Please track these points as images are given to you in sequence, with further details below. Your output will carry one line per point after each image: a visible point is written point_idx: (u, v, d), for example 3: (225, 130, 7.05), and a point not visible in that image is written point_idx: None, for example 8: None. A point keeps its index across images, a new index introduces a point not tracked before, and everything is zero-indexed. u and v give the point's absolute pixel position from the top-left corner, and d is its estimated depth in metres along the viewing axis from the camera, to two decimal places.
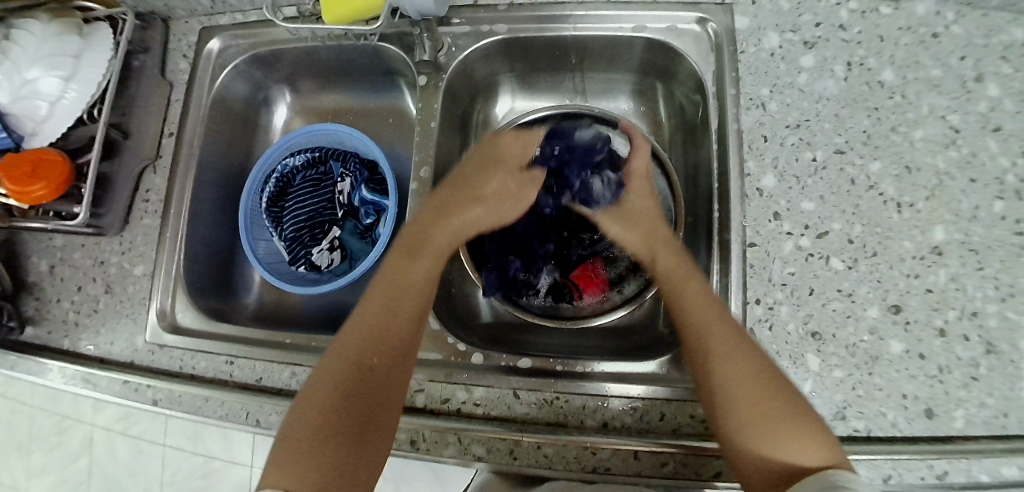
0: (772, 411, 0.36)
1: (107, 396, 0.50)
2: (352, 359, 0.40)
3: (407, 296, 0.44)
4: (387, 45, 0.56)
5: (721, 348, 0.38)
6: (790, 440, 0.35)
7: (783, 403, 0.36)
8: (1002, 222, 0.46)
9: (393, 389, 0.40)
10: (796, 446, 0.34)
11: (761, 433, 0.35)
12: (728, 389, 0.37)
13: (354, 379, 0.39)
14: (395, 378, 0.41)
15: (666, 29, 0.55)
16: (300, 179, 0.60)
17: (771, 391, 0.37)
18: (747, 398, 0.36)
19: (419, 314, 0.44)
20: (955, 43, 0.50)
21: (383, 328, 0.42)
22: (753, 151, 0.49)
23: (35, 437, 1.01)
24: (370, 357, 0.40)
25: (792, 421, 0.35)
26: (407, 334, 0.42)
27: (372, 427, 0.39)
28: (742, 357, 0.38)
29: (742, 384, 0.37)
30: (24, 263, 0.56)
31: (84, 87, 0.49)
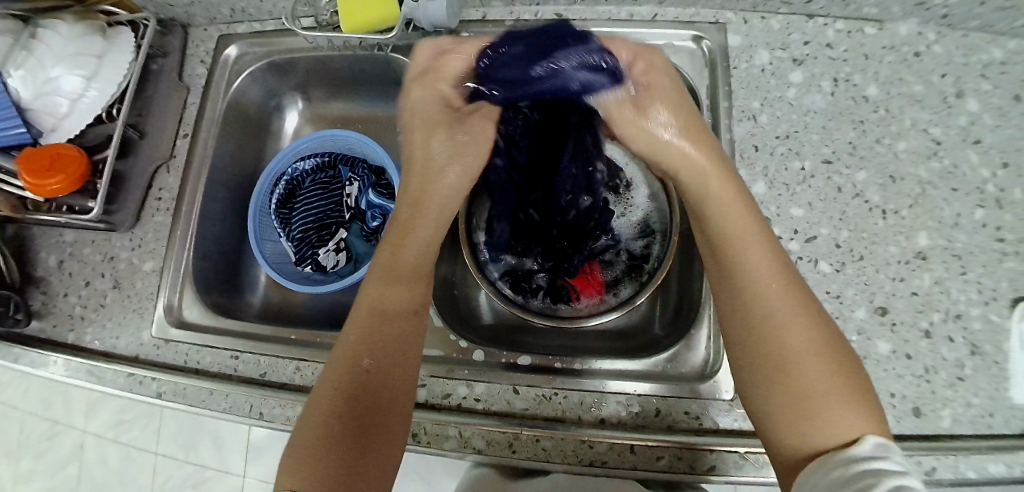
0: (817, 371, 0.34)
1: (111, 388, 0.50)
2: (343, 384, 0.39)
3: (392, 317, 0.42)
4: (397, 56, 0.58)
5: (769, 297, 0.36)
6: (833, 408, 0.32)
7: (832, 376, 0.34)
8: (983, 229, 0.48)
9: (393, 407, 0.39)
10: (838, 412, 0.32)
11: (795, 392, 0.33)
12: (773, 338, 0.35)
13: (348, 404, 0.38)
14: (394, 395, 0.40)
15: (663, 45, 0.57)
16: (310, 182, 0.62)
17: (824, 351, 0.34)
18: (792, 350, 0.34)
19: (409, 331, 0.43)
20: (936, 62, 0.53)
21: (374, 350, 0.40)
22: (745, 160, 0.52)
23: (24, 442, 1.00)
24: (364, 380, 0.39)
25: (841, 388, 0.33)
26: (400, 352, 0.41)
27: (376, 447, 0.37)
28: (800, 312, 0.36)
29: (789, 335, 0.35)
30: (33, 258, 0.57)
31: (106, 86, 0.52)
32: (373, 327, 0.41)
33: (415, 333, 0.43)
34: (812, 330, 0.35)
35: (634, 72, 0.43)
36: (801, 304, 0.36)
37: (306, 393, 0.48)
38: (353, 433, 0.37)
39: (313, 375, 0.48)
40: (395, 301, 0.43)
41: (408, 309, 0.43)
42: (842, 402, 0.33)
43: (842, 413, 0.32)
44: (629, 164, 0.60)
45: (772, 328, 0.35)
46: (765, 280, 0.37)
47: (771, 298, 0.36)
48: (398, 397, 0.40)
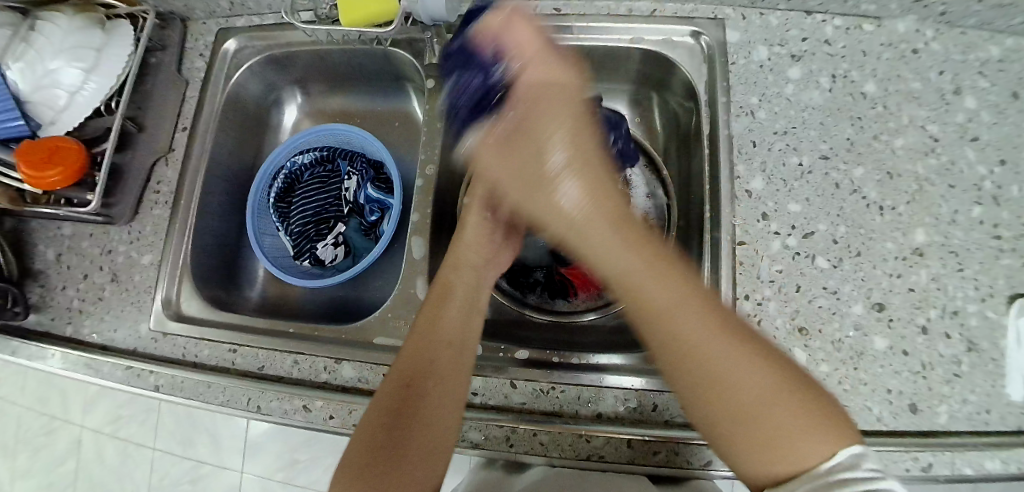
0: (757, 398, 0.29)
1: (108, 380, 0.51)
2: (399, 373, 0.40)
3: (451, 310, 0.43)
4: (397, 50, 0.59)
5: (681, 329, 0.30)
6: (794, 433, 0.28)
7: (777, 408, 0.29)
8: (981, 226, 0.48)
9: (444, 401, 0.38)
10: (803, 437, 0.28)
11: (739, 421, 0.29)
12: (699, 375, 0.30)
13: (400, 392, 0.38)
14: (445, 389, 0.39)
15: (661, 41, 0.57)
16: (308, 176, 0.62)
17: (759, 386, 0.29)
18: (721, 385, 0.30)
19: (467, 326, 0.43)
20: (934, 59, 0.53)
21: (431, 341, 0.41)
22: (742, 156, 0.52)
23: (22, 437, 1.00)
24: (417, 370, 0.39)
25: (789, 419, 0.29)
26: (454, 346, 0.41)
27: (419, 440, 0.36)
28: (718, 335, 0.30)
29: (717, 366, 0.30)
30: (31, 251, 0.57)
31: (104, 78, 0.52)
32: (434, 318, 0.42)
33: (474, 327, 0.43)
34: (741, 354, 0.30)
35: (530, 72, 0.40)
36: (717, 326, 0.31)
37: (303, 387, 0.48)
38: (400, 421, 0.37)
39: (310, 368, 0.48)
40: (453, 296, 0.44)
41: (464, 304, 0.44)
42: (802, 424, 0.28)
43: (810, 437, 0.28)
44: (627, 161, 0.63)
45: (695, 363, 0.30)
46: (659, 311, 0.31)
47: (675, 331, 0.30)
48: (450, 393, 0.39)
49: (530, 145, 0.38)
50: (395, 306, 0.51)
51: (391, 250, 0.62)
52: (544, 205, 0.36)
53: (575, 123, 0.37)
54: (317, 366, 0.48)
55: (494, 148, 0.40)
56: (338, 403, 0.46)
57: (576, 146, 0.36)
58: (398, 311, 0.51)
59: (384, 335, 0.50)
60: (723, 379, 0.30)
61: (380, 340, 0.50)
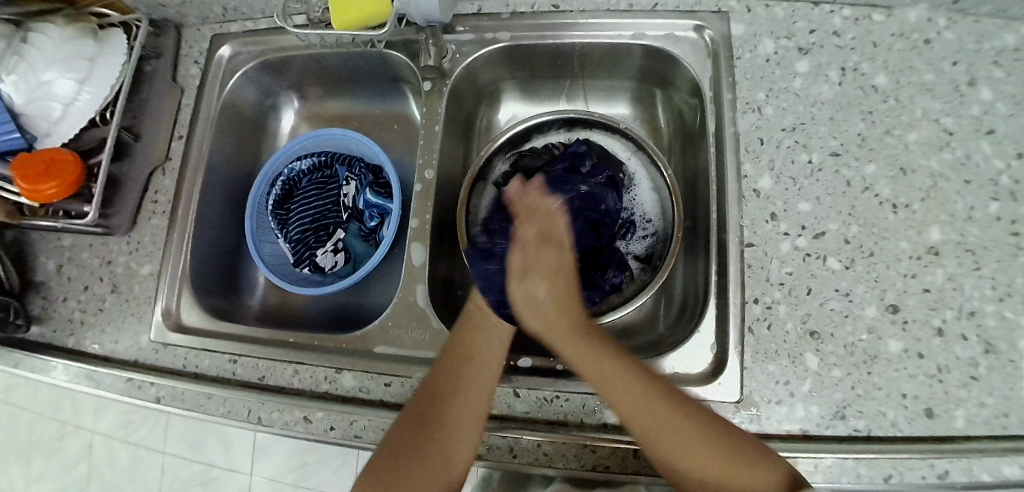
0: (707, 455, 0.38)
1: (110, 393, 0.51)
2: (428, 390, 0.42)
3: (481, 338, 0.45)
4: (392, 52, 0.58)
5: (641, 409, 0.38)
6: (733, 474, 0.37)
7: (714, 447, 0.38)
8: (998, 223, 0.46)
9: (469, 420, 0.40)
10: (748, 476, 0.36)
11: (698, 470, 0.38)
12: (656, 442, 0.38)
13: (428, 407, 0.41)
14: (465, 409, 0.41)
15: (664, 36, 0.56)
16: (307, 181, 0.61)
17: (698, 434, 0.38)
18: (674, 447, 0.38)
19: (495, 356, 0.44)
20: (947, 49, 0.51)
21: (463, 364, 0.43)
22: (749, 153, 0.50)
23: (34, 444, 1.00)
24: (447, 388, 0.42)
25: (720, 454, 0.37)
26: (481, 370, 0.43)
27: (437, 453, 0.40)
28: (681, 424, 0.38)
29: (672, 440, 0.38)
30: (32, 264, 0.57)
31: (98, 89, 0.51)
32: (467, 341, 0.44)
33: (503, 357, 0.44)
34: (681, 428, 0.38)
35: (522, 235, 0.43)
36: (666, 396, 0.39)
37: (303, 397, 0.47)
38: (423, 436, 0.40)
39: (311, 378, 0.48)
40: (488, 323, 0.45)
41: (495, 331, 0.45)
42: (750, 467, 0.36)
43: (743, 476, 0.36)
44: (632, 158, 0.61)
45: (661, 446, 0.38)
46: (609, 380, 0.39)
47: (632, 406, 0.38)
48: (472, 414, 0.41)
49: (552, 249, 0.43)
50: (395, 314, 0.50)
51: (392, 255, 0.61)
52: (522, 305, 0.41)
53: (557, 272, 0.42)
54: (318, 376, 0.48)
55: (562, 291, 0.42)
56: (339, 414, 0.45)
57: (560, 289, 0.42)
58: (399, 318, 0.50)
59: (384, 344, 0.49)
60: (677, 441, 0.38)
61: (381, 349, 0.49)
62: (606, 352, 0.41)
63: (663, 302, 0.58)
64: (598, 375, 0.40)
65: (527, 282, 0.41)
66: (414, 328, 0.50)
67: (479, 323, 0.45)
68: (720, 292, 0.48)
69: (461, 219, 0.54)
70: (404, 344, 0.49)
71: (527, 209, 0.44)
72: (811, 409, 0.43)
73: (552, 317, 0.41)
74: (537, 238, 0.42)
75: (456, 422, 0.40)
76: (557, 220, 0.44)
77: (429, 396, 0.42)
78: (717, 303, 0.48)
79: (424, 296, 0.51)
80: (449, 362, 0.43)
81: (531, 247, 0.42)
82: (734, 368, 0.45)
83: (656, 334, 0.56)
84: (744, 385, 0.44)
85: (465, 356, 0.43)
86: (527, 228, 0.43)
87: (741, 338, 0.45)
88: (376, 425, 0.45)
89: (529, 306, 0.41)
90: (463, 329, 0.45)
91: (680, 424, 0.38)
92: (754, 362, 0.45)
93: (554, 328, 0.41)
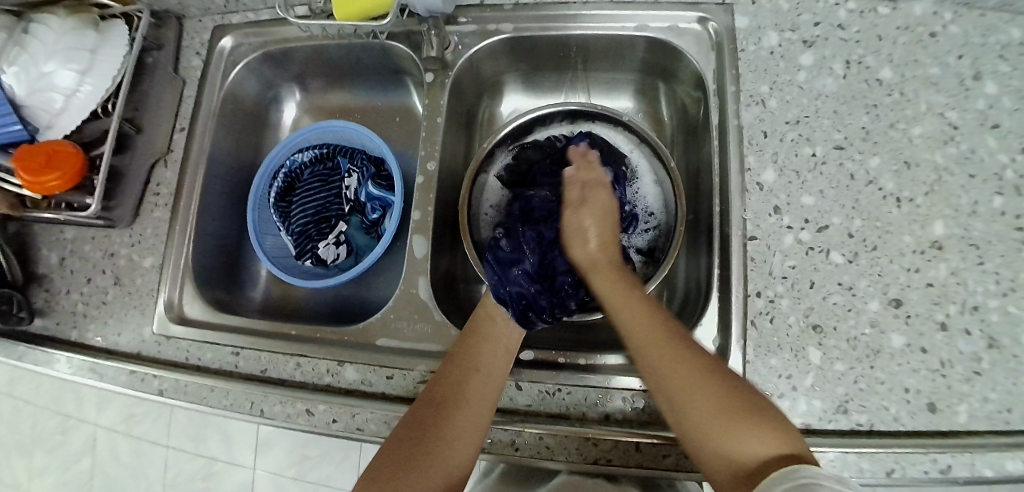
0: (710, 412, 0.36)
1: (113, 384, 0.51)
2: (432, 394, 0.42)
3: (486, 344, 0.45)
4: (394, 44, 0.58)
5: (650, 336, 0.40)
6: (731, 434, 0.35)
7: (717, 401, 0.36)
8: (1002, 217, 0.46)
9: (472, 427, 0.40)
10: (747, 436, 0.34)
11: (695, 419, 0.36)
12: (658, 374, 0.39)
13: (432, 414, 0.41)
14: (468, 411, 0.41)
15: (667, 28, 0.55)
16: (308, 175, 0.61)
17: (703, 381, 0.37)
18: (678, 382, 0.38)
19: (499, 363, 0.44)
20: (952, 42, 0.51)
21: (468, 370, 0.43)
22: (753, 147, 0.50)
23: (37, 437, 1.01)
24: (451, 394, 0.42)
25: (724, 414, 0.35)
26: (486, 375, 0.43)
27: (440, 456, 0.39)
28: (680, 366, 0.38)
29: (671, 377, 0.38)
30: (34, 256, 0.57)
31: (99, 81, 0.51)
32: (472, 349, 0.45)
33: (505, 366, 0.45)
34: (687, 368, 0.38)
35: (573, 186, 0.52)
36: (676, 339, 0.40)
37: (305, 389, 0.47)
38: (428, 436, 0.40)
39: (313, 370, 0.48)
40: (493, 333, 0.46)
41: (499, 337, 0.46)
42: (751, 428, 0.34)
43: (742, 435, 0.34)
44: (635, 151, 0.61)
45: (663, 383, 0.38)
46: (625, 308, 0.43)
47: (645, 338, 0.40)
48: (476, 423, 0.41)
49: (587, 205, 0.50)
50: (397, 307, 0.50)
51: (394, 249, 0.61)
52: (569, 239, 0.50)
53: (607, 218, 0.50)
54: (319, 369, 0.48)
55: (606, 232, 0.49)
56: (341, 406, 0.45)
57: (608, 244, 0.49)
58: (401, 311, 0.50)
59: (386, 336, 0.49)
60: (680, 382, 0.38)
61: (384, 341, 0.49)
62: (635, 292, 0.45)
63: (665, 297, 0.58)
64: (621, 306, 0.43)
65: (573, 219, 0.50)
66: (415, 321, 0.50)
67: (486, 331, 0.46)
68: (722, 286, 0.48)
69: (462, 211, 0.54)
70: (406, 336, 0.49)
71: (584, 162, 0.54)
72: (813, 403, 0.43)
73: (597, 256, 0.48)
74: (585, 188, 0.52)
75: (459, 428, 0.40)
76: (606, 180, 0.53)
77: (431, 403, 0.42)
78: (720, 296, 0.48)
79: (426, 289, 0.51)
80: (453, 368, 0.43)
81: (576, 202, 0.51)
82: (736, 361, 0.45)
83: None
84: (746, 378, 0.44)
85: (469, 363, 0.43)
86: (575, 181, 0.52)
87: (743, 332, 0.45)
88: (378, 417, 0.45)
89: (579, 244, 0.49)
90: (467, 338, 0.46)
91: (688, 365, 0.38)
92: (756, 356, 0.45)
93: (597, 265, 0.48)
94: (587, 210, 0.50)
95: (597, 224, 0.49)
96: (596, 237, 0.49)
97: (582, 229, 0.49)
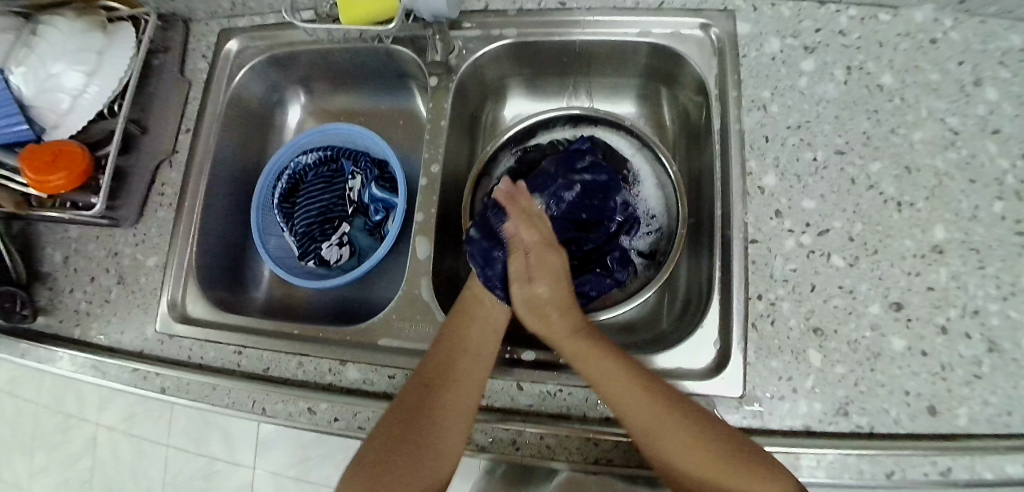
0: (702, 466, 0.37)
1: (115, 383, 0.51)
2: (423, 376, 0.43)
3: (477, 323, 0.46)
4: (399, 48, 0.58)
5: (629, 402, 0.39)
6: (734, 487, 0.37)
7: (708, 459, 0.37)
8: (1002, 222, 0.46)
9: (459, 406, 0.41)
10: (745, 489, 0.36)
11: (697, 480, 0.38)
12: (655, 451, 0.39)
13: (420, 396, 0.42)
14: (461, 396, 0.41)
15: (670, 34, 0.56)
16: (313, 175, 0.62)
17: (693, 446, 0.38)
18: (669, 451, 0.38)
19: (489, 344, 0.45)
20: (953, 49, 0.51)
21: (457, 351, 0.44)
22: (754, 151, 0.50)
23: (38, 436, 1.01)
24: (440, 375, 0.42)
25: (718, 472, 0.37)
26: (476, 358, 0.44)
27: (429, 444, 0.40)
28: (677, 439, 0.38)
29: (664, 450, 0.38)
30: (39, 254, 0.57)
31: (107, 82, 0.51)
32: (460, 330, 0.45)
33: (496, 344, 0.45)
34: (677, 440, 0.38)
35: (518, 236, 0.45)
36: (657, 403, 0.39)
37: (308, 389, 0.48)
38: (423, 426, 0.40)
39: (315, 370, 0.48)
40: (482, 311, 0.46)
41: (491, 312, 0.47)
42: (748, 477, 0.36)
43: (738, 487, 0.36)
44: (636, 155, 0.61)
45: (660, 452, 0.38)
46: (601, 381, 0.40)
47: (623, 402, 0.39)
48: (465, 404, 0.41)
49: (534, 248, 0.45)
50: (400, 308, 0.51)
51: (397, 251, 0.62)
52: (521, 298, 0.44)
53: (556, 270, 0.45)
54: (321, 368, 0.48)
55: (558, 289, 0.45)
56: (343, 406, 0.46)
57: (562, 291, 0.45)
58: (403, 312, 0.50)
59: (389, 337, 0.50)
60: (673, 455, 0.38)
61: (386, 341, 0.49)
62: (591, 344, 0.42)
63: (667, 299, 0.58)
64: (592, 367, 0.41)
65: (522, 282, 0.44)
66: (418, 322, 0.50)
67: (475, 309, 0.47)
68: (723, 289, 0.48)
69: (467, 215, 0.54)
70: (409, 337, 0.49)
71: (519, 211, 0.47)
72: (813, 405, 0.43)
73: (555, 324, 0.44)
74: (542, 240, 0.46)
75: (447, 409, 0.41)
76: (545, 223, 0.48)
77: (421, 387, 0.42)
78: (721, 298, 0.48)
79: (428, 290, 0.51)
80: (442, 349, 0.44)
81: (532, 251, 0.45)
82: (737, 364, 0.45)
83: (659, 331, 0.56)
84: (748, 380, 0.44)
85: (457, 345, 0.44)
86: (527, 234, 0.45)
87: (744, 334, 0.45)
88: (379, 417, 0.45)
89: (541, 309, 0.44)
90: (455, 318, 0.46)
91: (671, 428, 0.38)
92: (757, 358, 0.45)
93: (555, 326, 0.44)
94: (534, 267, 0.44)
95: (546, 280, 0.44)
96: (553, 295, 0.44)
97: (537, 293, 0.44)
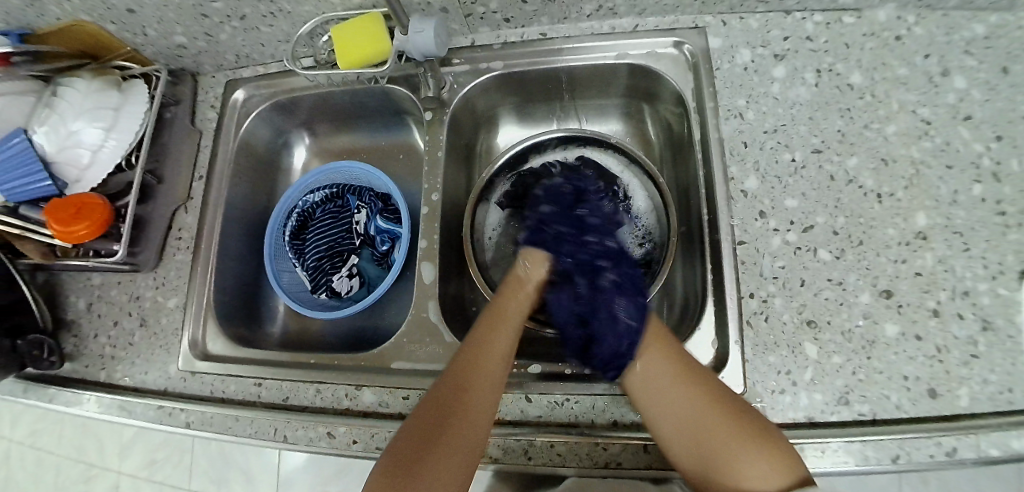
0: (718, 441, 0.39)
1: (141, 420, 0.53)
2: (440, 393, 0.42)
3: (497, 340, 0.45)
4: (394, 86, 0.62)
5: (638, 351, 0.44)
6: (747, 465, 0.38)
7: (722, 434, 0.39)
8: (983, 204, 0.48)
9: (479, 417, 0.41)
10: (756, 465, 0.37)
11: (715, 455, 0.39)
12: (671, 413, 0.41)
13: (436, 410, 0.41)
14: (481, 408, 0.41)
15: (646, 53, 0.59)
16: (320, 212, 0.65)
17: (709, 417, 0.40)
18: (680, 415, 0.41)
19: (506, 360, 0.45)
20: (918, 44, 0.54)
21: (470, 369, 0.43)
22: (735, 156, 0.53)
23: (62, 487, 1.02)
24: (456, 389, 0.42)
25: (734, 446, 0.38)
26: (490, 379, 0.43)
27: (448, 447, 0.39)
28: (698, 412, 0.40)
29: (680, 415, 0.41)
30: (64, 303, 0.60)
31: (123, 136, 0.56)
32: (480, 346, 0.45)
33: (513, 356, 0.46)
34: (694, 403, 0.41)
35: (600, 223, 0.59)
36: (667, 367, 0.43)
37: (326, 414, 0.49)
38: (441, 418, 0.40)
39: (333, 396, 0.50)
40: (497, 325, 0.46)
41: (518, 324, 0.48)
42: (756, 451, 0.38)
43: (750, 464, 0.38)
44: (625, 172, 0.65)
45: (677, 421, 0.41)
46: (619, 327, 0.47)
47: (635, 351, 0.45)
48: (483, 419, 0.41)
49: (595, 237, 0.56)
50: (410, 330, 0.53)
51: (403, 276, 0.64)
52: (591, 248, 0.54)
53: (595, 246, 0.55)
54: (338, 394, 0.50)
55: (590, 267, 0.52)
56: (361, 428, 0.48)
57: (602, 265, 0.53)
58: (413, 335, 0.53)
59: (401, 360, 0.52)
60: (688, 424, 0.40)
61: (399, 364, 0.51)
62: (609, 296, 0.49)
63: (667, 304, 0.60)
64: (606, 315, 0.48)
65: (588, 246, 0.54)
66: (427, 344, 0.52)
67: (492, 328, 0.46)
68: (717, 290, 0.50)
69: (467, 240, 0.57)
70: (419, 358, 0.51)
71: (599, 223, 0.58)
72: (814, 396, 0.45)
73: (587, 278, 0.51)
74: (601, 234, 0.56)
75: (468, 419, 0.40)
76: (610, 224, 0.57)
77: (431, 399, 0.42)
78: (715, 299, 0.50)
79: (436, 312, 0.53)
80: (457, 367, 0.43)
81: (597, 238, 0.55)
82: (737, 360, 0.46)
83: None
84: (748, 376, 0.46)
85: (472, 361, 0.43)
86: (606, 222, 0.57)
87: (740, 333, 0.47)
88: None
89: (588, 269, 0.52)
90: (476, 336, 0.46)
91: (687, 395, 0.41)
92: (755, 354, 0.46)
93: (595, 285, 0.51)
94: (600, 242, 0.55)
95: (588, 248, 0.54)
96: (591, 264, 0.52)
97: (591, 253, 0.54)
